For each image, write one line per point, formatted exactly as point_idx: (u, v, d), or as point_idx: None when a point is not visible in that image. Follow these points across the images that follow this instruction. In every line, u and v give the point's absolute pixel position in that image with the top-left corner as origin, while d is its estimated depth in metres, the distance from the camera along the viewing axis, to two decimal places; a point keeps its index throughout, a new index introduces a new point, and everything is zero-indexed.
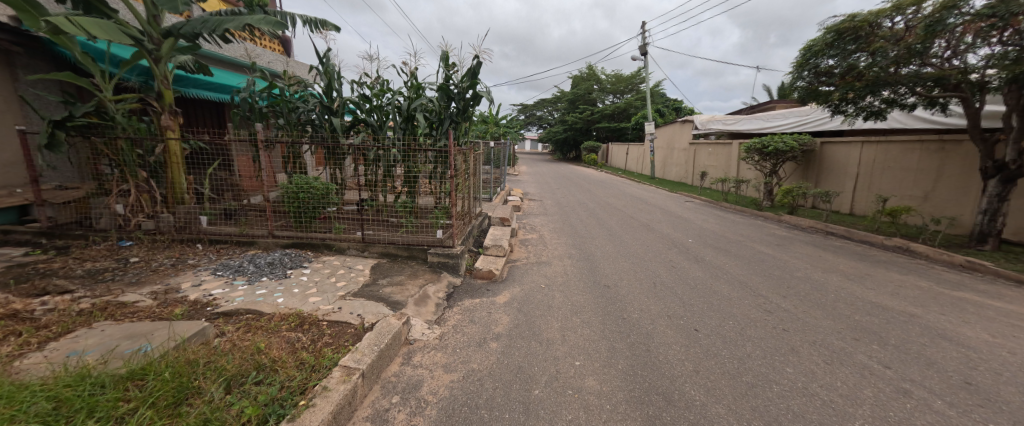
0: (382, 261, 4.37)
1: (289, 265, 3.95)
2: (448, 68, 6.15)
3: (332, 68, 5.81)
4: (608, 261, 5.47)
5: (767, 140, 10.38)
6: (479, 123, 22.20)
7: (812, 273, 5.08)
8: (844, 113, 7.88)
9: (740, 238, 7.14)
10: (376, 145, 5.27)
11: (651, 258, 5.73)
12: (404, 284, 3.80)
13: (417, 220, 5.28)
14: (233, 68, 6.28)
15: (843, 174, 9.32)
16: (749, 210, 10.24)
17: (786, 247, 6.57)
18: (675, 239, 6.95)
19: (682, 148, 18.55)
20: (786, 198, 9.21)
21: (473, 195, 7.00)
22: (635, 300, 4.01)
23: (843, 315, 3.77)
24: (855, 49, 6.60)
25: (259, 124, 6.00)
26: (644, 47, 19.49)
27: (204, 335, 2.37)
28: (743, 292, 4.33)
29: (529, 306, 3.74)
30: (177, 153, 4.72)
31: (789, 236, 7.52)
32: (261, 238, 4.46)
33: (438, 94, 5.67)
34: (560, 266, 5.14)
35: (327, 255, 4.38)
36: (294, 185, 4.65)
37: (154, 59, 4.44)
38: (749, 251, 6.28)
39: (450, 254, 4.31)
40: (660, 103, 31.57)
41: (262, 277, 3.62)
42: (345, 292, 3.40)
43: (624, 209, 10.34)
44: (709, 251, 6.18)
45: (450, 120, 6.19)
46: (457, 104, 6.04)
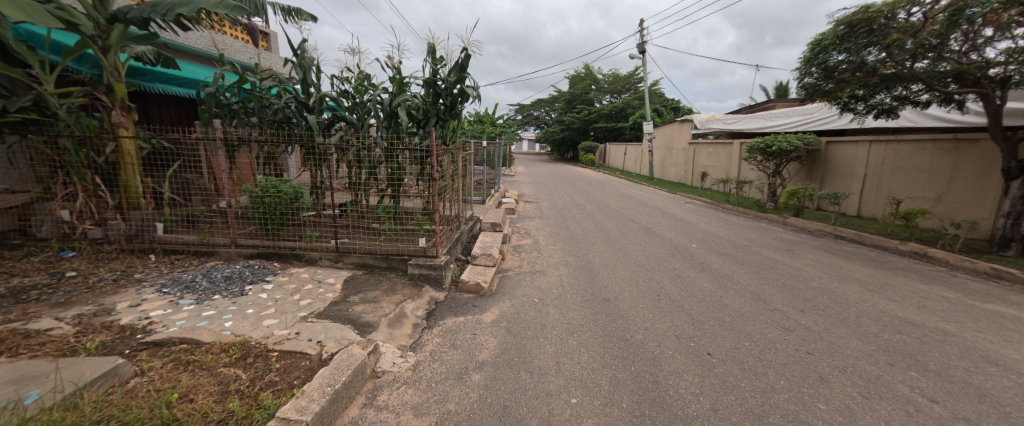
0: (357, 273, 3.93)
1: (249, 279, 3.50)
2: (435, 62, 5.71)
3: (308, 61, 5.36)
4: (608, 270, 5.05)
5: (770, 139, 10.03)
6: (474, 122, 21.78)
7: (829, 283, 4.69)
8: (854, 111, 7.51)
9: (746, 243, 6.73)
10: (354, 144, 4.80)
11: (654, 266, 5.31)
12: (379, 300, 3.36)
13: (400, 227, 4.85)
14: (201, 60, 5.80)
15: (851, 175, 8.96)
16: (752, 212, 9.88)
17: (796, 252, 6.17)
18: (678, 245, 6.55)
19: (682, 148, 18.21)
20: (791, 200, 8.82)
21: (464, 198, 6.57)
22: (639, 317, 3.58)
23: (870, 334, 3.37)
24: (868, 43, 6.20)
25: (230, 121, 5.54)
26: (642, 45, 19.15)
27: (114, 377, 1.92)
28: (756, 306, 3.93)
29: (519, 326, 3.31)
30: (132, 153, 4.28)
31: (797, 240, 7.14)
32: (222, 248, 4.02)
33: (423, 89, 5.23)
34: (556, 276, 4.72)
35: (295, 267, 3.93)
36: (259, 189, 4.14)
37: (102, 48, 3.99)
38: (758, 257, 5.87)
39: (433, 266, 3.88)
40: (659, 102, 31.25)
41: (215, 295, 3.17)
42: (307, 314, 2.95)
43: (623, 212, 9.96)
44: (715, 258, 5.77)
45: (438, 118, 5.74)
46: (445, 101, 5.59)
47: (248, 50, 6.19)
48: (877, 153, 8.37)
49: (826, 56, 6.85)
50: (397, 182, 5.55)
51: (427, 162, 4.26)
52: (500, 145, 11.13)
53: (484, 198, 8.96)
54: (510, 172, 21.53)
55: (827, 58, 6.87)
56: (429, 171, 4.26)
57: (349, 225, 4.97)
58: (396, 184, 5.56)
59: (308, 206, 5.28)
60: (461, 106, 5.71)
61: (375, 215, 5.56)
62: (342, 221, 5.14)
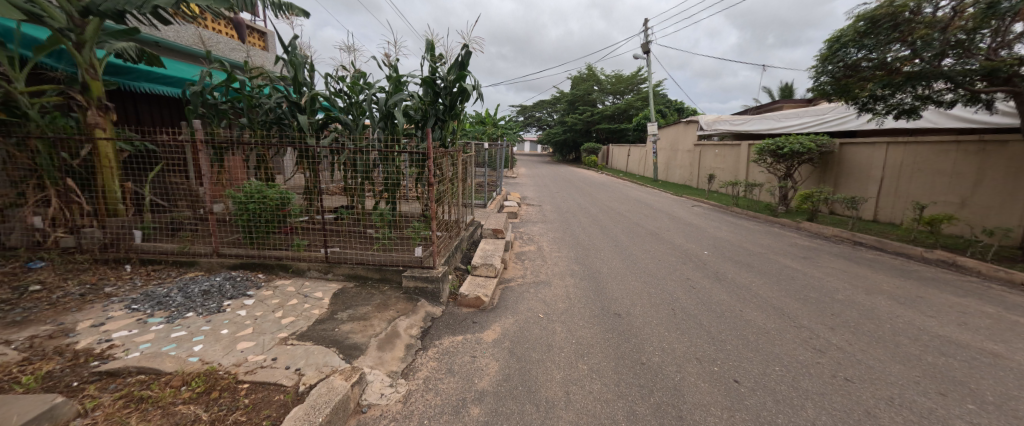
0: (348, 285, 3.64)
1: (229, 294, 3.20)
2: (433, 60, 5.43)
3: (301, 59, 5.07)
4: (617, 280, 4.73)
5: (781, 141, 9.73)
6: (475, 123, 21.49)
7: (856, 295, 4.36)
8: (872, 111, 7.17)
9: (761, 250, 6.39)
10: (348, 146, 4.50)
11: (665, 276, 4.99)
12: (369, 318, 3.06)
13: (396, 234, 4.56)
14: (187, 58, 5.52)
15: (867, 178, 8.62)
16: (763, 216, 9.54)
17: (815, 260, 5.83)
18: (689, 252, 6.22)
19: (687, 150, 17.89)
20: (804, 204, 8.47)
21: (464, 203, 6.28)
22: (654, 335, 3.27)
23: (913, 357, 3.05)
24: (891, 39, 5.86)
25: (219, 122, 5.26)
26: (646, 45, 18.83)
27: (47, 420, 1.63)
28: (781, 323, 3.61)
29: (523, 346, 3.01)
30: (109, 155, 3.99)
31: (814, 246, 6.81)
32: (202, 257, 3.73)
33: (420, 87, 4.93)
34: (561, 287, 4.42)
35: (281, 278, 3.64)
36: (243, 194, 3.82)
37: (77, 44, 3.74)
38: (775, 265, 5.55)
39: (430, 278, 3.58)
40: (663, 103, 30.92)
41: (188, 312, 2.88)
42: (288, 335, 2.66)
43: (629, 215, 9.65)
44: (730, 266, 5.44)
45: (437, 118, 5.45)
46: (444, 100, 5.29)
47: (237, 47, 5.94)
48: (895, 155, 8.03)
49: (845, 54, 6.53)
50: (394, 186, 5.28)
51: (424, 165, 3.96)
52: (501, 146, 10.84)
53: (485, 202, 8.66)
54: (511, 174, 21.22)
55: (846, 55, 6.56)
56: (427, 176, 3.96)
57: (343, 232, 4.69)
58: (393, 188, 5.28)
59: (301, 208, 5.04)
60: (462, 106, 5.42)
61: (371, 220, 5.29)
62: (335, 228, 4.87)
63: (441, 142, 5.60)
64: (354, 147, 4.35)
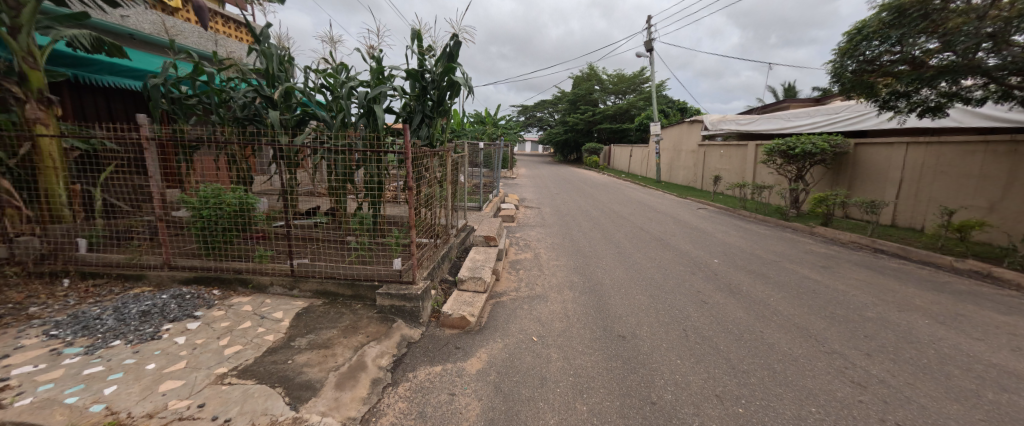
0: (315, 303, 3.20)
1: (170, 316, 2.77)
2: (421, 50, 4.99)
3: (273, 49, 4.58)
4: (621, 294, 4.27)
5: (792, 140, 9.33)
6: (474, 123, 21.14)
7: (888, 312, 3.89)
8: (893, 108, 6.72)
9: (775, 258, 5.94)
10: (322, 145, 4.01)
11: (674, 289, 4.52)
12: (332, 345, 2.60)
13: (376, 243, 4.13)
14: (155, 49, 5.11)
15: (885, 180, 8.16)
16: (772, 220, 9.11)
17: (835, 271, 5.36)
18: (699, 260, 5.77)
19: (691, 150, 17.45)
20: (818, 207, 8.02)
21: (456, 206, 5.84)
22: (666, 365, 2.82)
23: (971, 394, 2.59)
24: (919, 30, 5.39)
25: (188, 119, 4.83)
26: (649, 43, 18.37)
27: None
28: (810, 348, 3.15)
29: (512, 380, 2.55)
30: (53, 155, 3.56)
31: (831, 254, 6.36)
32: (151, 270, 3.30)
33: (403, 80, 4.46)
34: (559, 302, 3.98)
35: (238, 296, 3.20)
36: (199, 199, 3.32)
37: (12, 29, 3.33)
38: (792, 276, 5.09)
39: (408, 296, 3.13)
40: (666, 103, 30.44)
41: (114, 339, 2.45)
42: (227, 370, 2.21)
43: (632, 219, 9.24)
44: (744, 277, 4.99)
45: (425, 115, 4.96)
46: (432, 95, 4.82)
47: (206, 36, 5.57)
48: (916, 156, 7.55)
49: (867, 47, 6.10)
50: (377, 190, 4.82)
51: (403, 159, 3.43)
52: (499, 146, 10.40)
53: (480, 204, 8.22)
54: (511, 174, 20.83)
55: (867, 49, 6.13)
56: (407, 179, 3.44)
57: (318, 240, 4.26)
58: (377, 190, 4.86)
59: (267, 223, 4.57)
60: (452, 102, 4.95)
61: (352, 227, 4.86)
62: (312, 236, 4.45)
63: (431, 142, 5.11)
64: (325, 148, 3.81)
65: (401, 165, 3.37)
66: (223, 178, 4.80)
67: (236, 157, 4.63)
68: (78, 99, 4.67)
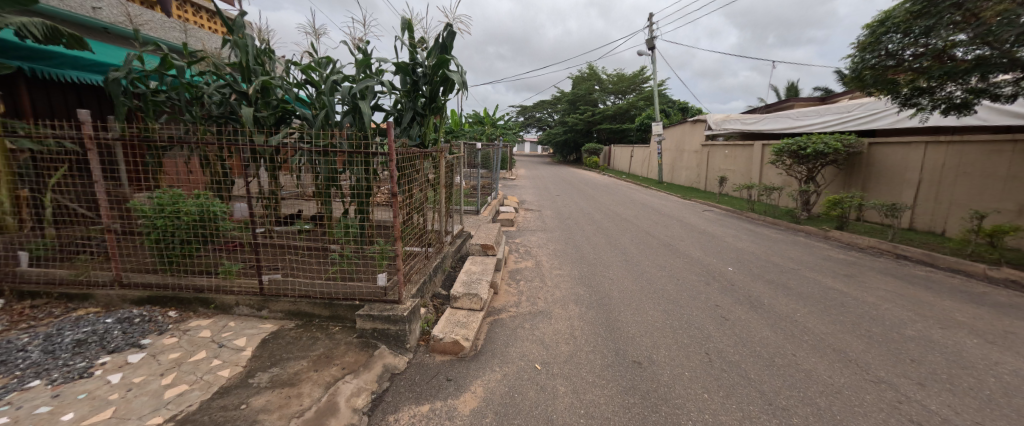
0: (287, 327, 2.79)
1: (111, 346, 2.36)
2: (413, 42, 4.58)
3: (248, 40, 4.12)
4: (632, 310, 3.87)
5: (802, 140, 8.95)
6: (473, 122, 20.76)
7: (931, 331, 3.49)
8: (915, 106, 6.31)
9: (793, 266, 5.56)
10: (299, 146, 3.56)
11: (689, 302, 4.12)
12: (298, 382, 2.18)
13: (361, 255, 3.71)
14: (116, 41, 4.68)
15: (903, 181, 7.78)
16: (783, 223, 8.73)
17: (861, 280, 4.97)
18: (712, 269, 5.37)
19: (694, 150, 17.07)
20: (832, 210, 7.64)
21: (451, 211, 5.43)
22: (692, 400, 2.41)
23: None
24: (948, 21, 4.98)
25: (157, 117, 4.40)
26: (651, 41, 18.03)
27: None
28: (853, 376, 2.75)
29: (513, 423, 2.14)
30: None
31: (851, 261, 5.97)
32: (99, 289, 2.87)
33: (391, 74, 4.03)
34: (564, 320, 3.57)
35: (197, 318, 2.78)
36: (154, 208, 2.84)
37: None
38: (815, 287, 4.69)
39: (392, 318, 2.72)
40: (667, 102, 30.06)
41: (34, 379, 2.03)
42: (162, 421, 1.79)
43: (636, 222, 8.85)
44: (764, 288, 4.59)
45: (416, 113, 4.52)
46: (424, 90, 4.39)
47: (175, 26, 5.15)
48: (936, 156, 7.17)
49: (889, 40, 5.69)
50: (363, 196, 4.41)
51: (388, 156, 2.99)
52: (498, 147, 10.00)
53: (478, 207, 7.80)
54: (510, 175, 20.47)
55: (889, 42, 5.73)
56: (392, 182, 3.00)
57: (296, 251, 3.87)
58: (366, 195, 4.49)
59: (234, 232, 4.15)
60: (446, 98, 4.53)
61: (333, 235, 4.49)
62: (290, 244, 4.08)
63: (424, 142, 4.69)
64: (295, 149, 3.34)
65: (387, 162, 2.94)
66: (195, 184, 4.39)
67: (208, 162, 4.22)
68: (45, 94, 4.42)
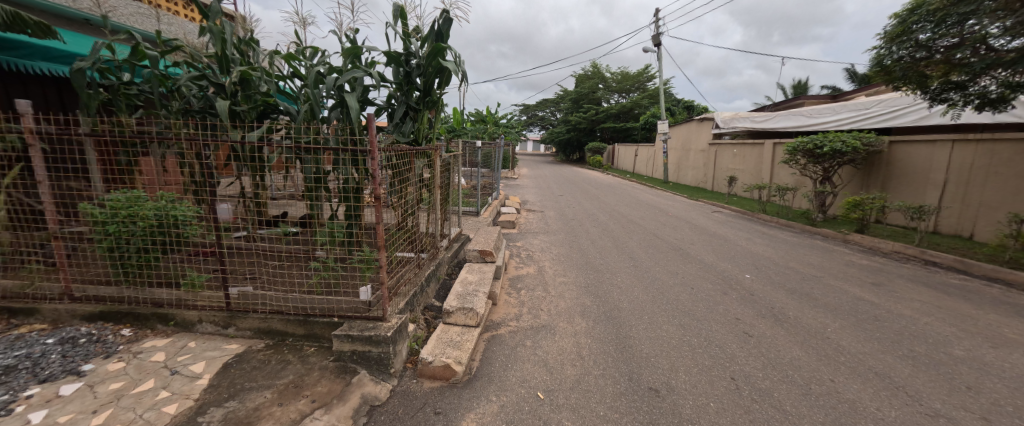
0: (255, 347, 2.45)
1: (44, 373, 2.02)
2: (406, 30, 4.22)
3: (225, 27, 3.75)
4: (646, 325, 3.50)
5: (818, 138, 8.55)
6: (474, 121, 20.43)
7: (983, 353, 3.11)
8: (946, 101, 5.87)
9: (816, 273, 5.16)
10: (279, 144, 3.21)
11: (707, 315, 3.74)
12: (256, 422, 1.84)
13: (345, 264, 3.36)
14: (84, 30, 4.35)
15: (928, 182, 7.35)
16: (798, 225, 8.33)
17: (891, 290, 4.58)
18: (728, 276, 4.99)
19: (700, 149, 16.66)
20: (851, 212, 7.24)
21: (448, 213, 5.08)
22: None
23: None
24: (988, 8, 4.55)
25: (130, 112, 4.07)
26: (657, 38, 17.63)
27: None
28: (905, 409, 2.38)
29: None
30: None
31: (876, 267, 5.58)
32: (47, 303, 2.55)
33: (380, 63, 3.65)
34: (570, 336, 3.22)
35: (154, 337, 2.46)
36: (106, 212, 2.48)
37: None
38: (843, 297, 4.31)
39: (373, 339, 2.37)
40: (672, 101, 29.61)
41: None
42: None
43: (643, 224, 8.50)
44: (788, 299, 4.21)
45: (409, 107, 4.12)
46: (418, 83, 4.02)
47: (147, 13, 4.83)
48: (965, 155, 6.75)
49: (920, 29, 5.27)
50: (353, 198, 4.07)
51: (373, 154, 2.63)
52: (499, 145, 9.67)
53: (477, 208, 7.47)
54: (512, 174, 20.16)
55: (920, 32, 5.31)
56: (379, 185, 2.65)
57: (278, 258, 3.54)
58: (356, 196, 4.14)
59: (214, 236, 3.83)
60: (441, 92, 4.15)
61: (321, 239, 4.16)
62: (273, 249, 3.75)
63: (419, 139, 4.31)
64: (270, 146, 2.96)
65: (372, 161, 2.58)
66: (173, 184, 4.07)
67: (186, 160, 3.89)
68: (22, 88, 4.24)
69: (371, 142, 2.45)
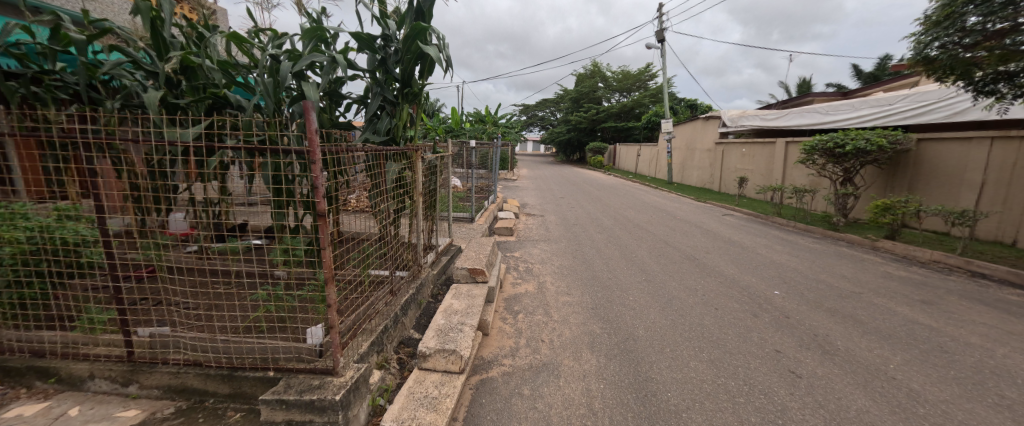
0: (161, 414, 1.84)
1: None
2: (383, 8, 3.59)
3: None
4: (669, 362, 2.86)
5: (838, 137, 7.97)
6: (473, 121, 19.91)
7: None
8: (993, 93, 5.23)
9: (853, 288, 4.55)
10: (206, 146, 2.45)
11: (741, 346, 3.12)
12: None
13: (301, 293, 2.71)
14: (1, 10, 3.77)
15: (963, 183, 6.73)
16: (818, 230, 7.72)
17: (946, 309, 3.96)
18: (755, 292, 4.38)
19: (705, 149, 16.08)
20: (880, 217, 6.66)
21: (436, 223, 4.48)
22: None
23: None
24: None
25: (56, 106, 3.44)
26: (660, 33, 17.00)
27: None
28: None
29: None
30: None
31: (919, 280, 4.96)
32: None
33: (348, 45, 2.99)
34: (578, 379, 2.60)
35: (26, 401, 1.86)
36: None
37: None
38: (893, 320, 3.70)
39: (314, 406, 1.74)
40: (675, 99, 29.03)
41: None
42: None
43: (651, 229, 7.89)
44: (832, 324, 3.59)
45: (385, 100, 3.47)
46: (395, 72, 3.39)
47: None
48: (1005, 154, 6.15)
49: (970, 11, 4.61)
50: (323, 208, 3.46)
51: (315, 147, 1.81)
52: (497, 146, 9.09)
53: (472, 214, 6.87)
54: (511, 175, 19.62)
55: (969, 14, 4.64)
56: (326, 196, 1.80)
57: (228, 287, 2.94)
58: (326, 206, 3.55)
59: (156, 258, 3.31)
60: (424, 83, 3.53)
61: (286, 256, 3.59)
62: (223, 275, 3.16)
63: (399, 139, 3.67)
64: (186, 144, 2.25)
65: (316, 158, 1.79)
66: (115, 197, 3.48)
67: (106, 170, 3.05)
68: None
69: (312, 136, 1.72)
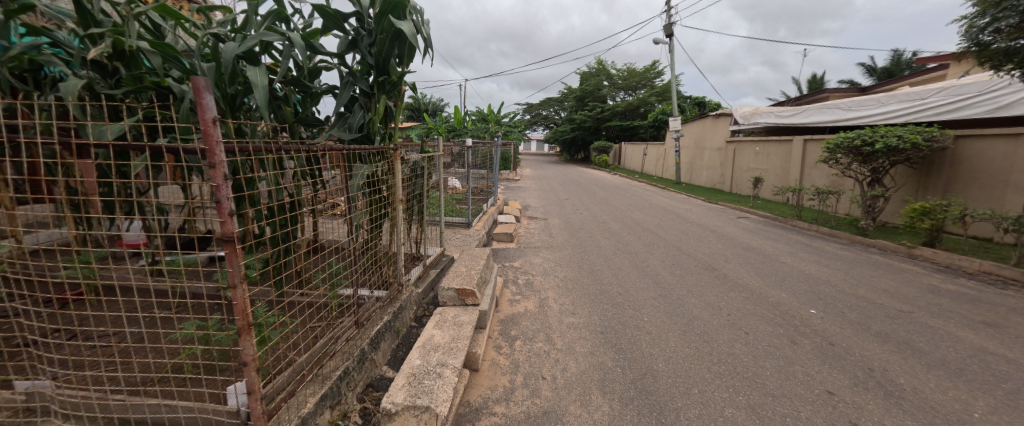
0: None
1: None
2: None
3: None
4: (699, 409, 2.32)
5: (865, 133, 7.36)
6: (475, 120, 19.49)
7: None
8: None
9: (900, 306, 3.99)
10: (90, 145, 1.67)
11: (784, 386, 2.58)
12: None
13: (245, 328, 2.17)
14: None
15: (1009, 183, 6.11)
16: (845, 236, 7.12)
17: (1016, 334, 3.38)
18: (789, 311, 3.83)
19: (715, 148, 15.47)
20: (918, 221, 6.06)
21: (424, 230, 3.97)
22: None
23: None
24: None
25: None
26: (668, 28, 16.39)
27: None
28: None
29: None
30: None
31: (973, 296, 4.36)
32: None
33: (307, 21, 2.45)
34: None
35: None
36: None
37: None
38: (958, 349, 3.13)
39: None
40: (682, 97, 28.38)
41: None
42: None
43: (662, 234, 7.33)
44: (887, 355, 3.02)
45: (357, 90, 2.94)
46: (367, 56, 2.86)
47: None
48: None
49: None
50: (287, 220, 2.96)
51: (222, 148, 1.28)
52: (496, 145, 8.59)
53: (469, 219, 6.35)
54: (513, 175, 19.08)
55: None
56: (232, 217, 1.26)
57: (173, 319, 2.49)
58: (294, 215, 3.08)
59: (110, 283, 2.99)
60: (403, 70, 3.02)
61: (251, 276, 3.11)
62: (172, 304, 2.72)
63: (376, 135, 3.14)
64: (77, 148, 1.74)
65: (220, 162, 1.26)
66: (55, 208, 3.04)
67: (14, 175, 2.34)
68: None
69: (207, 133, 1.18)
